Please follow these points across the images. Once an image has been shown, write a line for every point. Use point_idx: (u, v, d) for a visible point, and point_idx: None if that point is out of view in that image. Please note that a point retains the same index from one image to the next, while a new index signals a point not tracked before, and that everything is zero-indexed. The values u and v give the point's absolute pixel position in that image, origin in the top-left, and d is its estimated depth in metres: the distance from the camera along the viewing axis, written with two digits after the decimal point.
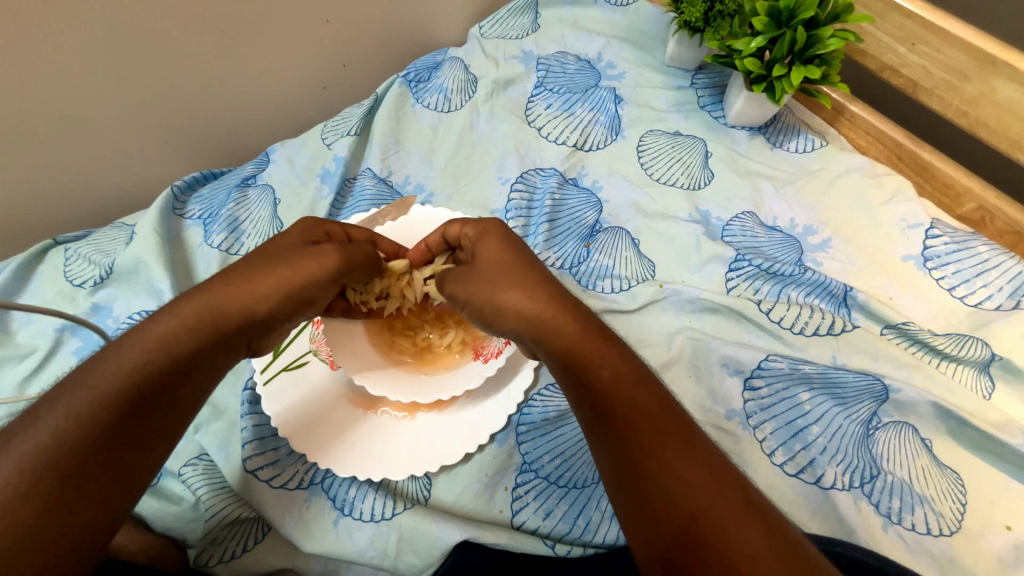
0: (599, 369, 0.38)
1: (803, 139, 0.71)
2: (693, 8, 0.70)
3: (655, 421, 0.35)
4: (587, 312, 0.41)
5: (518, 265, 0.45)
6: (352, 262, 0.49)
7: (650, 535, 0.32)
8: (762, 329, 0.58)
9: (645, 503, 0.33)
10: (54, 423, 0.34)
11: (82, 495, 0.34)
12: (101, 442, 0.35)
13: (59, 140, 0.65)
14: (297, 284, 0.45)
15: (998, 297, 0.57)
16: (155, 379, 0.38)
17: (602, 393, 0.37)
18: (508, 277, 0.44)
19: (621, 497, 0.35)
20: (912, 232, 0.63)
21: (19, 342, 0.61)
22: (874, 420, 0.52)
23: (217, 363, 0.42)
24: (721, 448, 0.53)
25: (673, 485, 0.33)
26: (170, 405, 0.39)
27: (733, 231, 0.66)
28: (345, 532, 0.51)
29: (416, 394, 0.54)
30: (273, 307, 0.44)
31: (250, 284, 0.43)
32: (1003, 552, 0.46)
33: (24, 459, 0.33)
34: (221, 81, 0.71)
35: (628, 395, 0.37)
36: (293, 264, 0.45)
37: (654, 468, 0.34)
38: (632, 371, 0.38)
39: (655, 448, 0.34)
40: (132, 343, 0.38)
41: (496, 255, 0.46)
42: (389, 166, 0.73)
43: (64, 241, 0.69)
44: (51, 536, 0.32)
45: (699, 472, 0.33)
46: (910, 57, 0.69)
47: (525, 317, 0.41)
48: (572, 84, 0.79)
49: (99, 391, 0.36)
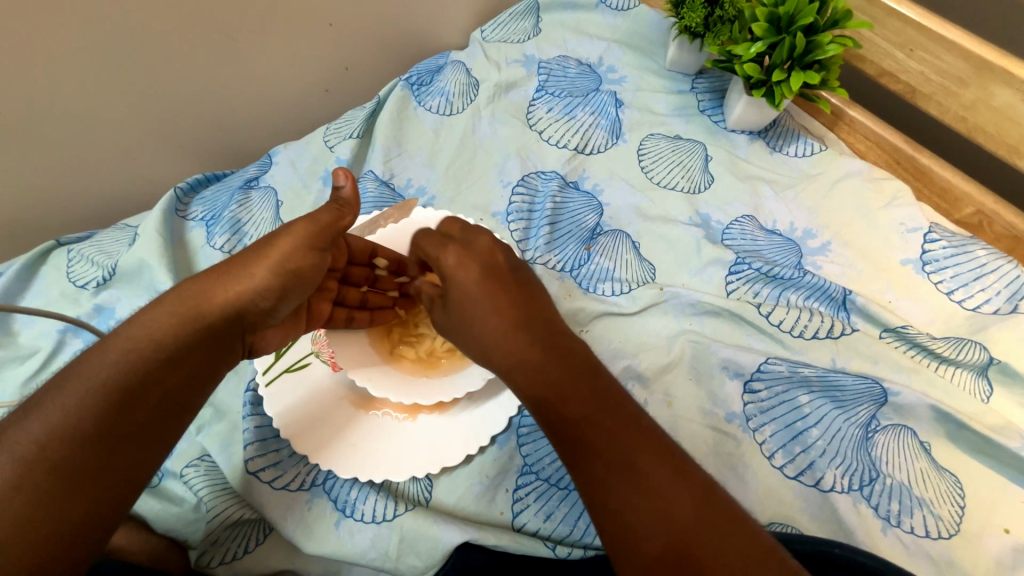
0: (575, 403, 0.39)
1: (802, 144, 0.72)
2: (693, 14, 0.70)
3: (631, 444, 0.37)
4: (558, 341, 0.42)
5: (493, 286, 0.44)
6: (322, 222, 0.47)
7: (633, 563, 0.34)
8: (762, 332, 0.59)
9: (621, 529, 0.35)
10: (51, 417, 0.35)
11: (78, 487, 0.34)
12: (95, 434, 0.36)
13: (63, 141, 0.65)
14: (273, 262, 0.45)
15: (996, 300, 0.58)
16: (149, 373, 0.39)
17: (578, 421, 0.39)
18: (484, 303, 0.43)
19: (597, 519, 0.37)
20: (911, 236, 0.63)
21: (21, 343, 0.61)
22: (873, 423, 0.53)
23: (214, 357, 0.43)
24: (721, 451, 0.53)
25: (654, 512, 0.35)
26: (166, 399, 0.39)
27: (733, 235, 0.66)
28: (346, 534, 0.51)
29: (417, 395, 0.54)
30: (258, 288, 0.45)
31: (238, 275, 0.44)
32: (1001, 554, 0.47)
33: (19, 450, 0.34)
34: (225, 84, 0.72)
35: (601, 422, 0.38)
36: (273, 245, 0.46)
37: (628, 497, 0.36)
38: (601, 392, 0.40)
39: (636, 469, 0.36)
40: (123, 337, 0.40)
41: (466, 274, 0.44)
42: (390, 169, 0.73)
43: (66, 243, 0.69)
44: (48, 531, 0.32)
45: (677, 487, 0.35)
46: (909, 63, 0.70)
47: (503, 353, 0.42)
48: (573, 88, 0.79)
49: (94, 383, 0.37)
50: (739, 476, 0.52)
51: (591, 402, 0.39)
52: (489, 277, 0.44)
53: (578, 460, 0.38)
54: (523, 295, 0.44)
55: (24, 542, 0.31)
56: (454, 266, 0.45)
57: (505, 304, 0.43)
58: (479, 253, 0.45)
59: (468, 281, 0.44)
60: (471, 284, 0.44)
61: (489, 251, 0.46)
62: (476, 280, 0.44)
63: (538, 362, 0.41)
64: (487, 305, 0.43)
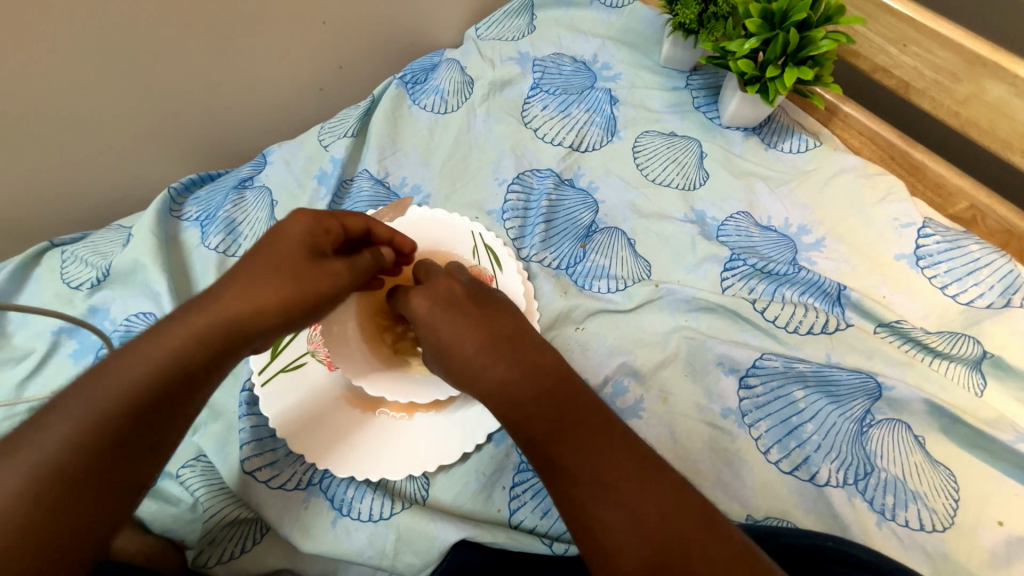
0: (536, 419, 0.40)
1: (797, 140, 0.72)
2: (687, 10, 0.70)
3: (599, 456, 0.37)
4: (524, 357, 0.43)
5: (454, 312, 0.47)
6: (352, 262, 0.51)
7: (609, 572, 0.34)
8: (757, 327, 0.59)
9: (594, 541, 0.36)
10: (56, 431, 0.35)
11: (82, 497, 0.34)
12: (100, 446, 0.35)
13: (57, 141, 0.65)
14: (296, 285, 0.45)
15: (990, 295, 0.58)
16: (159, 384, 0.38)
17: (542, 436, 0.39)
18: (447, 328, 0.47)
19: (574, 529, 0.37)
20: (905, 231, 0.63)
21: (16, 344, 0.61)
22: (868, 418, 0.53)
23: (225, 364, 0.42)
24: (716, 447, 0.53)
25: (626, 523, 0.35)
26: (175, 407, 0.39)
27: (728, 231, 0.66)
28: (343, 532, 0.51)
29: (414, 394, 0.54)
30: (276, 307, 0.44)
31: (255, 290, 0.43)
32: (995, 546, 0.47)
33: (25, 460, 0.34)
34: (218, 83, 0.71)
35: (568, 436, 0.39)
36: (300, 266, 0.46)
37: (599, 511, 0.36)
38: (571, 404, 0.40)
39: (605, 483, 0.36)
40: (135, 346, 0.39)
41: (428, 309, 0.49)
42: (386, 167, 0.73)
43: (61, 243, 0.69)
44: (55, 545, 0.33)
45: (652, 496, 0.36)
46: (903, 58, 0.71)
47: (469, 373, 0.45)
48: (568, 85, 0.79)
49: (101, 395, 0.36)
50: (735, 471, 0.52)
51: (558, 419, 0.39)
52: (450, 308, 0.48)
53: (548, 474, 0.39)
54: (486, 317, 0.47)
55: (26, 555, 0.32)
56: (419, 305, 0.49)
57: (466, 327, 0.46)
58: (442, 288, 0.50)
59: (434, 317, 0.48)
60: (435, 317, 0.48)
61: (453, 286, 0.50)
62: (435, 310, 0.48)
63: (502, 380, 0.42)
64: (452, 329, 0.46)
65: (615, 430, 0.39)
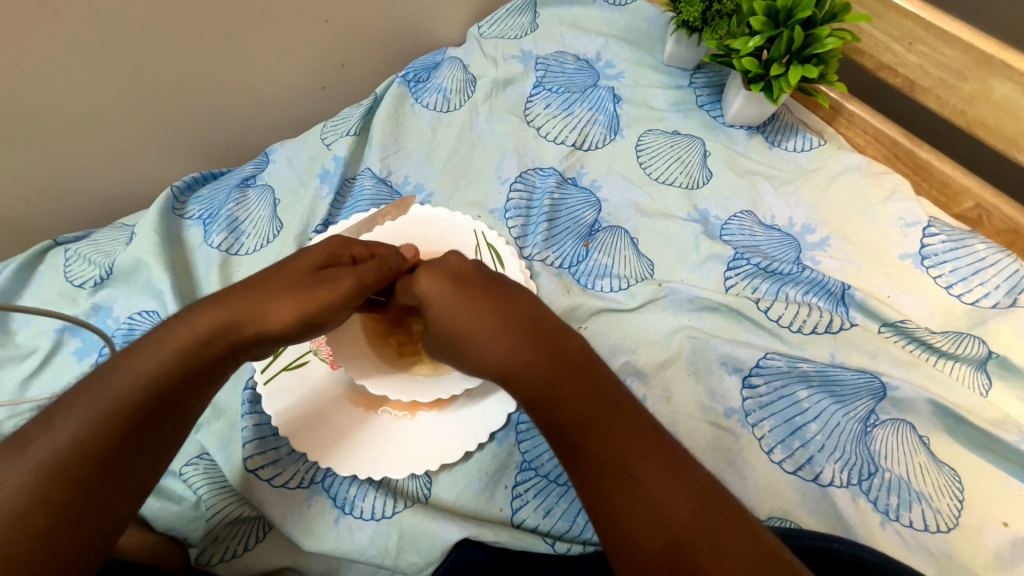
0: (565, 405, 0.39)
1: (801, 138, 0.71)
2: (691, 8, 0.70)
3: (628, 446, 0.37)
4: (550, 337, 0.42)
5: (470, 297, 0.45)
6: (367, 284, 0.46)
7: (627, 557, 0.34)
8: (761, 326, 0.59)
9: (616, 529, 0.35)
10: (64, 432, 0.35)
11: (90, 499, 0.35)
12: (106, 448, 0.35)
13: (60, 140, 0.65)
14: (302, 305, 0.43)
15: (996, 294, 0.58)
16: (165, 386, 0.38)
17: (565, 426, 0.39)
18: (464, 310, 0.44)
19: (596, 521, 0.37)
20: (910, 230, 0.63)
21: (20, 342, 0.61)
22: (872, 418, 0.53)
23: (228, 367, 0.42)
24: (720, 446, 0.53)
25: (648, 512, 0.34)
26: (179, 408, 0.39)
27: (732, 230, 0.66)
28: (346, 531, 0.51)
29: (417, 394, 0.54)
30: (274, 320, 0.42)
31: (262, 305, 0.42)
32: (1000, 547, 0.47)
33: (33, 460, 0.34)
34: (220, 81, 0.71)
35: (596, 424, 0.38)
36: (313, 287, 0.43)
37: (626, 495, 0.35)
38: (598, 388, 0.40)
39: (628, 469, 0.36)
40: (144, 350, 0.39)
41: (439, 291, 0.46)
42: (389, 166, 0.73)
43: (64, 242, 0.69)
44: (58, 543, 0.33)
45: (674, 485, 0.35)
46: (908, 56, 0.70)
47: (492, 357, 0.43)
48: (571, 84, 0.79)
49: (109, 398, 0.37)
50: (738, 471, 0.52)
51: (584, 404, 0.39)
52: (462, 291, 0.45)
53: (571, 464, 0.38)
54: (501, 301, 0.45)
55: (38, 555, 0.32)
56: (428, 289, 0.46)
57: (484, 311, 0.44)
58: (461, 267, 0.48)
59: (446, 302, 0.45)
60: (449, 299, 0.45)
61: (460, 269, 0.47)
62: (451, 293, 0.45)
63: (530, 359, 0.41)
64: (470, 311, 0.44)
65: (631, 417, 0.38)
